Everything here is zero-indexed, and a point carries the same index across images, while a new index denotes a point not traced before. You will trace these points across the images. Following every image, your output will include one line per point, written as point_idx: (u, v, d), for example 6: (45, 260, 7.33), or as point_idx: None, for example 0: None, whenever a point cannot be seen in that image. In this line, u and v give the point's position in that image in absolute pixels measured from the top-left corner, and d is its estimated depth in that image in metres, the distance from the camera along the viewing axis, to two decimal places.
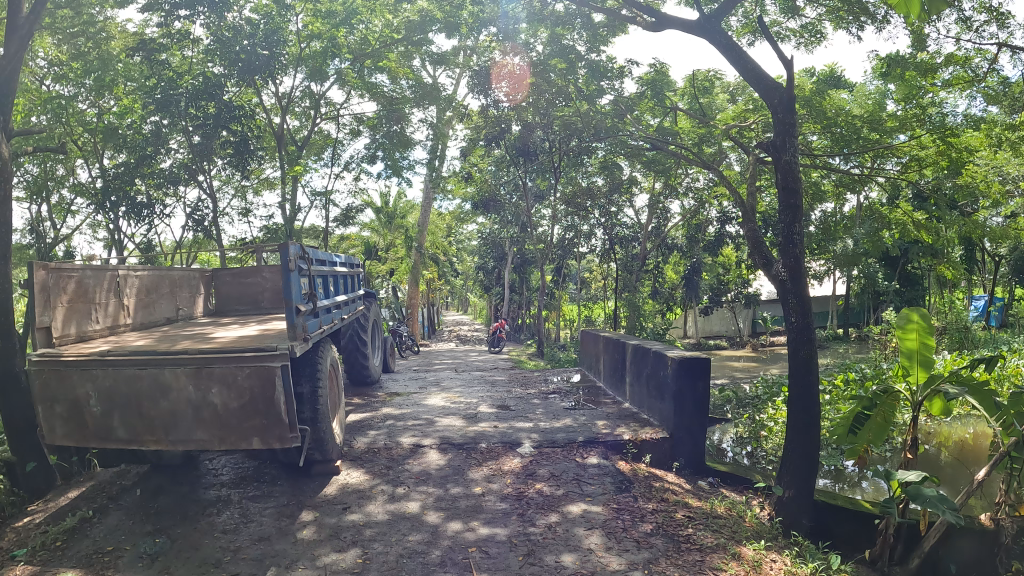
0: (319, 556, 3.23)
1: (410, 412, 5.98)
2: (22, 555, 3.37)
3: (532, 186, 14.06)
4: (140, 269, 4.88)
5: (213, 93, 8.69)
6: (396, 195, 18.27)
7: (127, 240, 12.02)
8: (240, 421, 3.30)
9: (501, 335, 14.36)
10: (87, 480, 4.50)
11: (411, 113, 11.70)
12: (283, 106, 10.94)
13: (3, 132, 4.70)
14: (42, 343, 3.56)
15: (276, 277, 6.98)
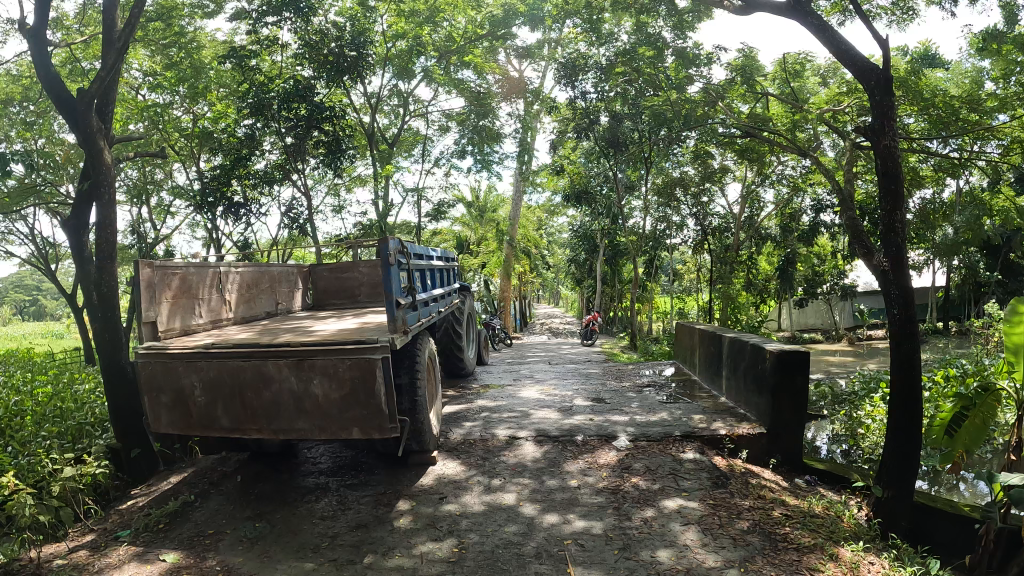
0: (416, 545, 3.30)
1: (506, 404, 6.04)
2: (127, 536, 3.60)
3: (622, 178, 13.95)
4: (240, 265, 5.11)
5: (303, 95, 8.99)
6: (486, 188, 18.53)
7: (228, 238, 12.64)
8: (340, 412, 3.40)
9: (594, 328, 14.29)
10: (192, 467, 4.76)
11: (498, 107, 11.81)
12: (372, 104, 11.23)
13: (107, 138, 5.09)
14: (148, 337, 3.77)
15: (372, 271, 7.13)
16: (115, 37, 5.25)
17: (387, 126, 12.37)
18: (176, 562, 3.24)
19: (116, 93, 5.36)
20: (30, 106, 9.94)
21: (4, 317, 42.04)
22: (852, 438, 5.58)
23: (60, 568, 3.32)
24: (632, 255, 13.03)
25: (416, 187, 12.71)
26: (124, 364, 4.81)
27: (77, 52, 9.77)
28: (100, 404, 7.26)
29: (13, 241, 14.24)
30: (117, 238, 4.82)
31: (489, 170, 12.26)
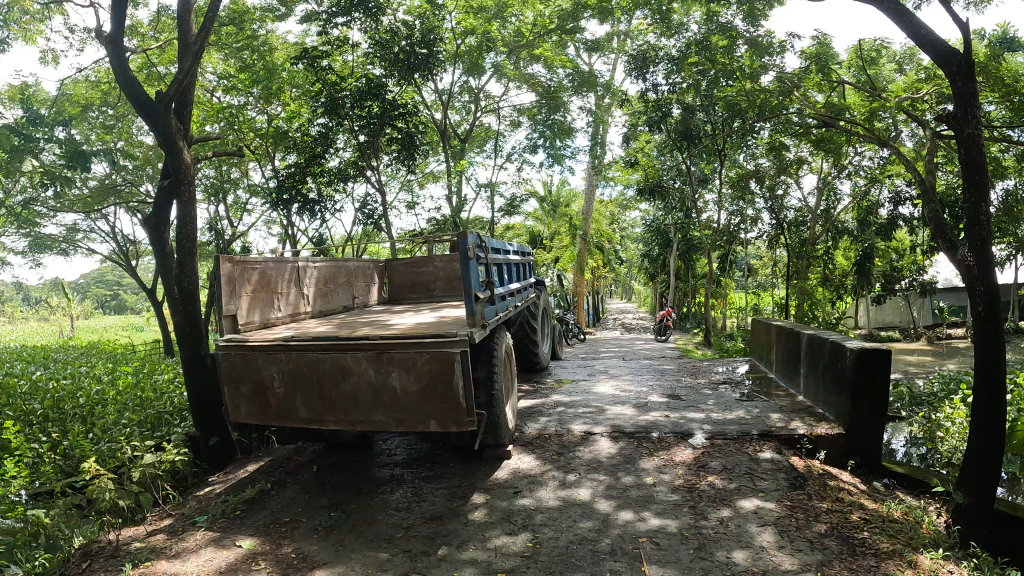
0: (491, 538, 3.33)
1: (582, 399, 6.05)
2: (205, 521, 3.74)
3: (696, 171, 13.74)
4: (318, 260, 5.23)
5: (375, 93, 9.15)
6: (560, 183, 18.67)
7: (304, 234, 13.00)
8: (417, 405, 3.43)
9: (668, 324, 14.11)
10: (268, 456, 4.93)
11: (570, 101, 11.77)
12: (443, 102, 11.39)
13: (186, 138, 5.28)
14: (228, 330, 3.91)
15: (448, 265, 7.24)
16: (191, 42, 5.46)
17: (459, 122, 12.54)
18: (253, 548, 3.35)
19: (193, 96, 5.58)
20: (112, 110, 10.43)
21: (94, 311, 44.37)
22: (931, 441, 5.32)
23: (142, 550, 3.48)
24: (707, 251, 12.80)
25: (489, 181, 12.85)
26: (204, 356, 5.01)
27: (155, 57, 10.21)
28: (180, 393, 7.60)
29: (100, 238, 15.01)
30: (197, 234, 5.00)
31: (562, 164, 12.28)
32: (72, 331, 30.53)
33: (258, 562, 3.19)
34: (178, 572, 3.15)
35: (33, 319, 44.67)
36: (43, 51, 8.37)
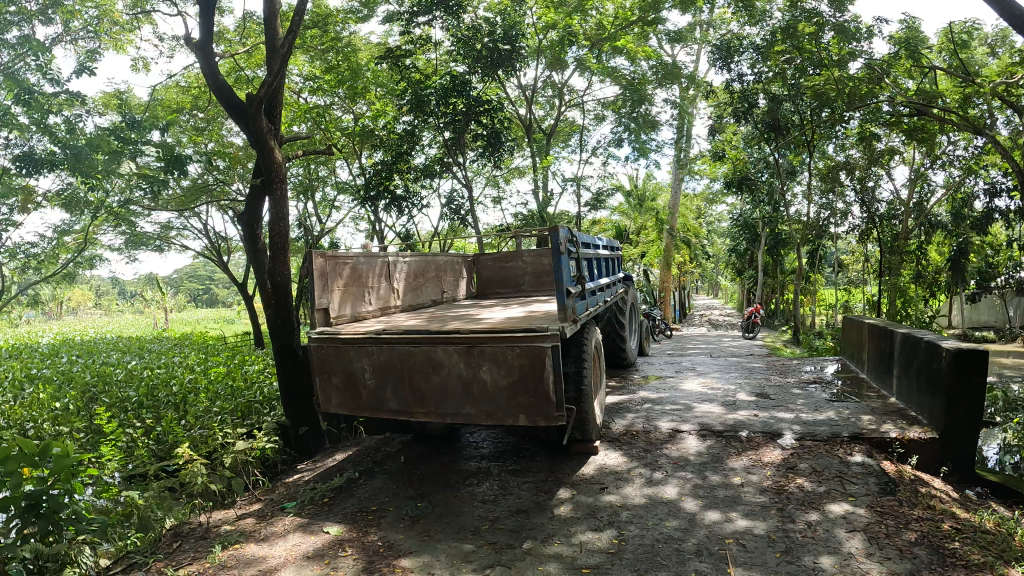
0: (576, 534, 3.33)
1: (669, 396, 6.01)
2: (294, 508, 3.90)
3: (783, 164, 13.37)
4: (407, 255, 5.35)
5: (460, 90, 9.27)
6: (644, 176, 18.55)
7: (391, 229, 13.34)
8: (507, 399, 3.46)
9: (756, 320, 13.78)
10: (355, 446, 5.10)
11: (654, 93, 11.61)
12: (527, 97, 11.46)
13: (277, 139, 5.46)
14: (321, 323, 4.04)
15: (537, 260, 7.29)
16: (279, 45, 5.63)
17: (543, 117, 12.59)
18: (341, 535, 3.46)
19: (282, 98, 5.76)
20: (202, 113, 10.90)
21: (190, 305, 46.61)
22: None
23: (231, 533, 3.65)
24: (796, 246, 12.44)
25: (574, 176, 12.86)
26: (294, 347, 5.20)
27: (241, 60, 10.63)
28: (270, 384, 7.92)
29: (192, 236, 15.75)
30: (289, 230, 5.17)
31: (647, 157, 12.14)
32: (170, 324, 32.22)
33: (345, 548, 3.30)
34: (268, 555, 3.29)
35: (133, 312, 47.31)
36: (133, 58, 8.87)
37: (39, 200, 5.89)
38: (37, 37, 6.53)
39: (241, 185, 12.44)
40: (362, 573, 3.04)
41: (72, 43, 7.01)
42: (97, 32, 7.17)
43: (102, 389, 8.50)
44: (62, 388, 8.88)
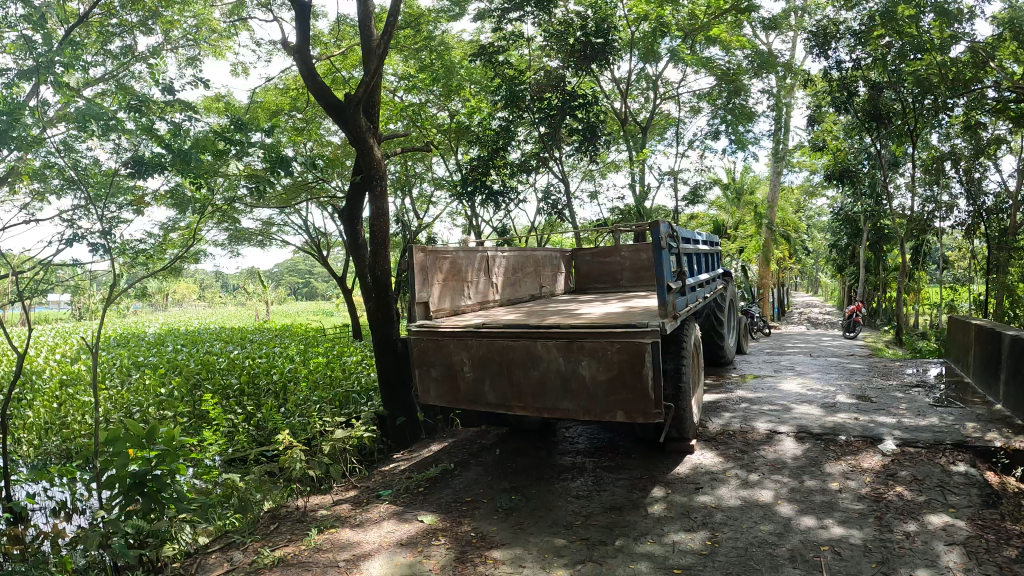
0: (669, 533, 3.31)
1: (766, 396, 5.85)
2: (388, 497, 4.15)
3: (884, 155, 12.78)
4: (507, 249, 5.46)
5: (555, 85, 9.46)
6: (741, 170, 18.17)
7: (488, 222, 13.68)
8: (606, 395, 3.46)
9: (857, 319, 13.21)
10: (451, 438, 5.37)
11: (750, 84, 11.31)
12: (622, 90, 11.39)
13: (375, 135, 5.79)
14: (421, 316, 4.19)
15: (636, 255, 7.31)
16: (375, 47, 5.87)
17: (637, 110, 12.47)
18: (433, 524, 3.64)
19: (380, 97, 6.04)
20: (301, 114, 11.34)
21: (291, 298, 48.64)
22: None
23: (328, 517, 3.92)
24: (900, 242, 11.88)
25: (670, 169, 12.70)
26: (393, 341, 5.67)
27: (337, 62, 10.98)
28: (367, 375, 8.24)
29: (293, 232, 16.44)
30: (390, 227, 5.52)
31: (745, 150, 11.85)
32: (273, 316, 33.78)
33: (438, 537, 3.45)
34: (363, 540, 3.50)
35: (237, 305, 49.74)
36: (233, 63, 9.34)
37: (150, 199, 6.25)
38: (140, 47, 6.90)
39: (340, 183, 12.90)
40: (455, 561, 3.17)
41: (172, 52, 7.35)
42: (196, 40, 7.51)
43: (207, 376, 9.05)
44: (172, 375, 9.46)
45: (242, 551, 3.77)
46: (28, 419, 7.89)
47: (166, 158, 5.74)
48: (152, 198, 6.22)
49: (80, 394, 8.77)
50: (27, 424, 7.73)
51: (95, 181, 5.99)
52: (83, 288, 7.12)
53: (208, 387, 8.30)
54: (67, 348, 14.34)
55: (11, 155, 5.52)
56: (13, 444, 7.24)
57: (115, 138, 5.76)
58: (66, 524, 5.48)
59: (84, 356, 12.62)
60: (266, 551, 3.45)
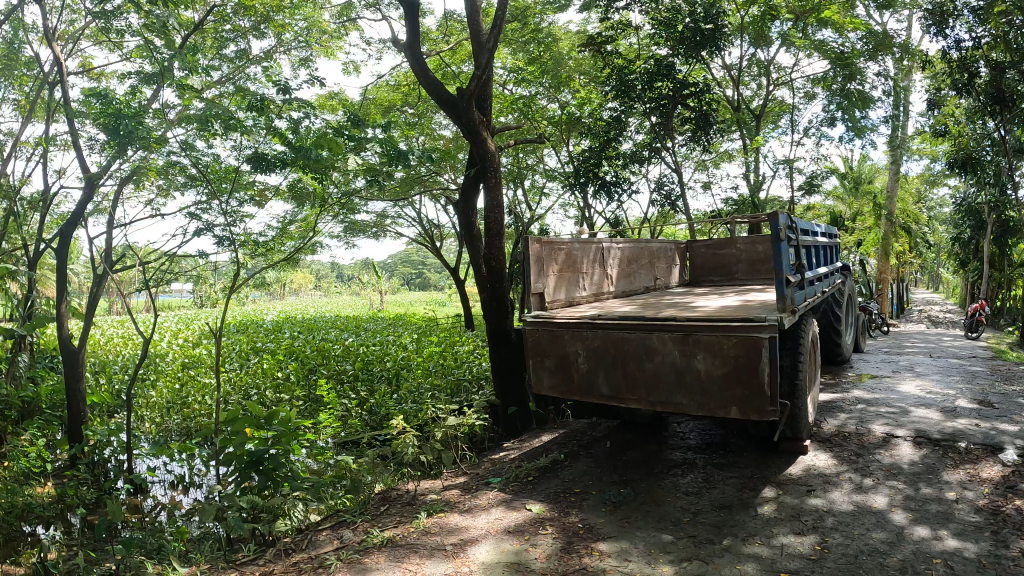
0: (777, 536, 3.38)
1: (884, 397, 5.54)
2: (499, 484, 4.64)
3: (1015, 141, 11.80)
4: (620, 242, 5.84)
5: (666, 72, 9.14)
6: (858, 158, 17.35)
7: (602, 214, 13.82)
8: (721, 390, 3.49)
9: (981, 319, 12.26)
10: (561, 430, 5.86)
11: (865, 66, 10.69)
12: (734, 77, 11.07)
13: (489, 129, 6.34)
14: (536, 306, 4.65)
15: (751, 247, 7.11)
16: (485, 41, 6.23)
17: (749, 97, 12.06)
18: (541, 514, 4.02)
19: (492, 88, 6.43)
20: (412, 109, 11.69)
21: (401, 287, 50.15)
22: None
23: (438, 502, 4.43)
24: None
25: (786, 158, 12.25)
26: (508, 332, 6.24)
27: (447, 58, 11.20)
28: (478, 364, 8.52)
29: (407, 224, 16.99)
30: (504, 216, 6.01)
31: (863, 138, 11.26)
32: (384, 304, 34.99)
33: (545, 527, 3.82)
34: (471, 526, 3.96)
35: (349, 294, 51.87)
36: (345, 63, 9.70)
37: (270, 194, 6.63)
38: (252, 50, 7.28)
39: (453, 177, 13.26)
40: (560, 551, 3.49)
41: (284, 54, 7.70)
42: (307, 42, 7.82)
43: (323, 361, 9.57)
44: (289, 360, 10.02)
45: (351, 531, 4.13)
46: (152, 398, 8.51)
47: (287, 156, 6.12)
48: (272, 192, 6.59)
49: (201, 376, 9.43)
50: (151, 403, 8.32)
51: (216, 177, 6.37)
52: (205, 276, 7.56)
53: (322, 371, 8.76)
54: (191, 333, 15.43)
55: (136, 155, 5.95)
56: (139, 420, 7.83)
57: (235, 138, 6.14)
58: (182, 498, 5.88)
59: (206, 341, 13.54)
60: (375, 531, 3.96)
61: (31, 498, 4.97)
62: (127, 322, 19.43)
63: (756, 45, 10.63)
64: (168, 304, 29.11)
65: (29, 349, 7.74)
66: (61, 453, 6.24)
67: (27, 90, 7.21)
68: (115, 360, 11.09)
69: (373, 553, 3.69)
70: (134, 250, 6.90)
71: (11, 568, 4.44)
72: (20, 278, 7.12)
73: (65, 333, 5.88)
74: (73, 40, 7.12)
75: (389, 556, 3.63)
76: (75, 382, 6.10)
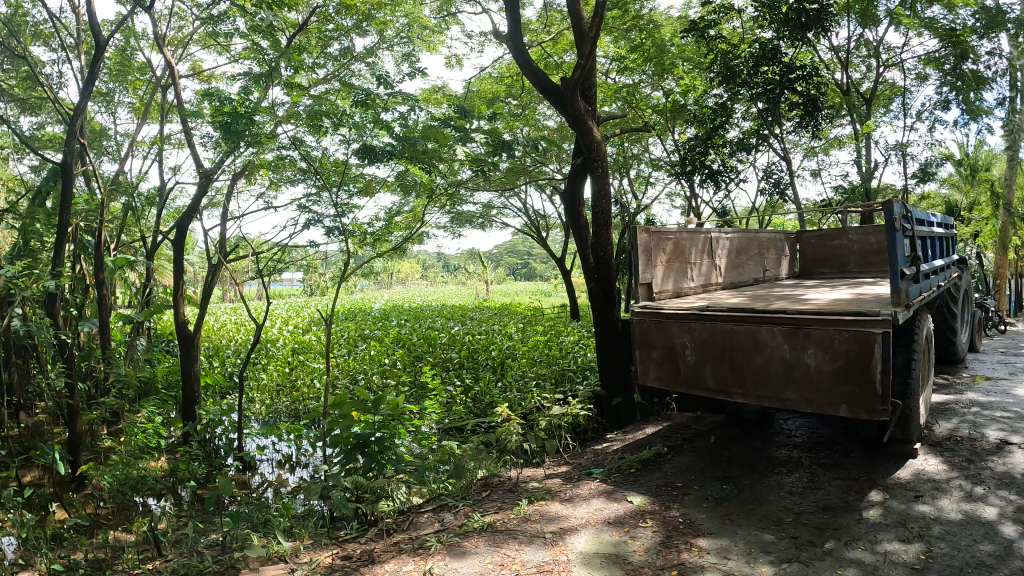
0: (881, 541, 3.25)
1: (1001, 401, 5.17)
2: (601, 475, 4.70)
3: None
4: (730, 232, 5.71)
5: (771, 57, 8.80)
6: (976, 144, 16.21)
7: (708, 203, 13.57)
8: (830, 387, 3.35)
9: None
10: (665, 422, 5.80)
11: (978, 44, 9.95)
12: (842, 60, 10.51)
13: (594, 118, 6.37)
14: (643, 296, 4.67)
15: (864, 238, 6.76)
16: (586, 31, 6.24)
17: (858, 80, 11.46)
18: (643, 506, 4.04)
19: (595, 77, 6.42)
20: (516, 100, 11.77)
21: (504, 276, 50.72)
22: None
23: (539, 490, 4.52)
24: None
25: (899, 144, 11.55)
26: (614, 322, 6.22)
27: (548, 48, 11.24)
28: (583, 355, 8.52)
29: (513, 215, 17.18)
30: (611, 207, 5.99)
31: (982, 121, 10.49)
32: (489, 294, 35.44)
33: (646, 520, 3.84)
34: (571, 515, 4.03)
35: (454, 284, 52.91)
36: (447, 57, 9.90)
37: (378, 186, 6.84)
38: (355, 47, 7.54)
39: (558, 167, 13.23)
40: (659, 545, 3.51)
41: (388, 50, 7.92)
42: (409, 37, 7.98)
43: (429, 349, 9.81)
44: (395, 347, 10.40)
45: (452, 514, 4.29)
46: (264, 380, 9.03)
47: (393, 147, 6.18)
48: (379, 185, 6.81)
49: (310, 361, 9.90)
50: (262, 385, 8.82)
51: (324, 171, 6.64)
52: (314, 266, 7.93)
53: (427, 359, 9.00)
54: (300, 320, 16.18)
55: (248, 151, 6.28)
56: (250, 401, 8.29)
57: (343, 131, 6.33)
58: (288, 476, 6.19)
59: (316, 327, 14.17)
60: (476, 516, 4.08)
61: (148, 470, 5.39)
62: (246, 309, 20.62)
63: (863, 24, 10.05)
64: (282, 292, 30.62)
65: (147, 334, 8.41)
66: (175, 430, 6.71)
67: (143, 93, 7.78)
68: (229, 344, 11.78)
69: (473, 536, 3.81)
70: (246, 241, 7.30)
71: (125, 536, 4.84)
72: (142, 267, 7.72)
73: (182, 318, 6.31)
74: (182, 45, 7.68)
75: (488, 540, 3.75)
76: (190, 364, 6.56)
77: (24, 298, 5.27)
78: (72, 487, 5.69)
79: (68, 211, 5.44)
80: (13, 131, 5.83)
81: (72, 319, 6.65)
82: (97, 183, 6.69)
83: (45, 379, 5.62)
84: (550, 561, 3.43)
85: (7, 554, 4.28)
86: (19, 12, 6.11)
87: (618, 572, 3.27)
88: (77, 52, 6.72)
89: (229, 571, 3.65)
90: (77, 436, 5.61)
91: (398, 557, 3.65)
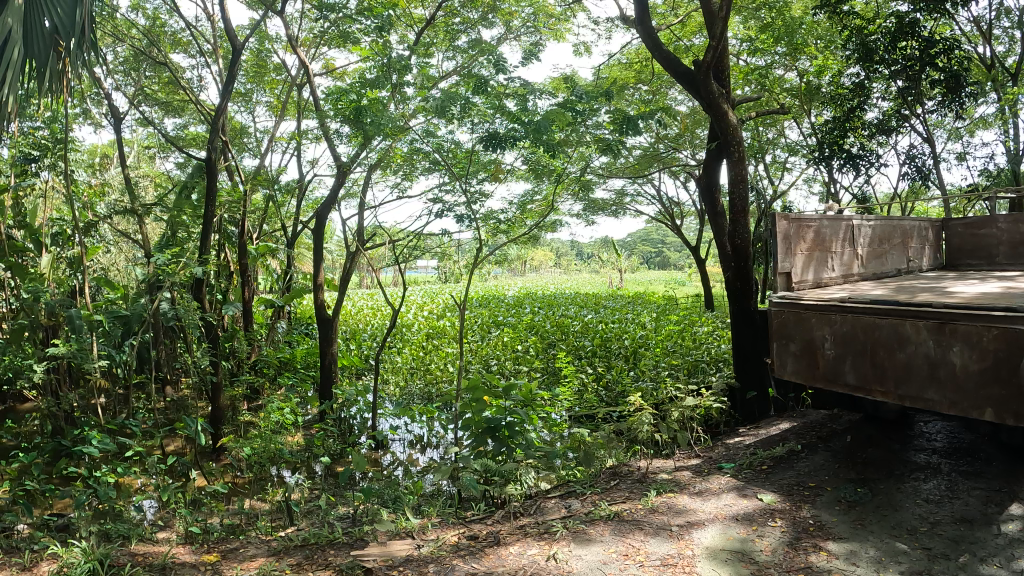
0: (1018, 559, 2.99)
1: None
2: (731, 471, 4.57)
3: None
4: (871, 219, 5.37)
5: (910, 31, 8.12)
6: None
7: (848, 188, 12.81)
8: (975, 388, 3.06)
9: None
10: (801, 418, 5.54)
11: None
12: (984, 31, 9.55)
13: (730, 99, 6.11)
14: (782, 286, 4.51)
15: (1014, 226, 6.06)
16: (717, 10, 6.01)
17: (1005, 52, 10.41)
18: (772, 504, 3.91)
19: (728, 59, 6.19)
20: (646, 85, 11.52)
21: (637, 263, 50.03)
22: None
23: (667, 483, 4.48)
24: None
25: None
26: (752, 313, 5.99)
27: (677, 32, 10.92)
28: (718, 346, 8.25)
29: (647, 202, 16.92)
30: (748, 192, 5.74)
31: None
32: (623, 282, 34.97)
33: (775, 518, 3.71)
34: (698, 508, 3.96)
35: (585, 271, 52.95)
36: (574, 46, 9.89)
37: (509, 173, 6.85)
38: (482, 39, 7.62)
39: (691, 152, 12.87)
40: (787, 545, 3.40)
41: (515, 40, 7.99)
42: (535, 27, 7.94)
43: (562, 337, 9.90)
44: (526, 334, 10.56)
45: (578, 501, 4.32)
46: (398, 363, 9.45)
47: (521, 132, 6.17)
48: (508, 171, 6.85)
49: (443, 345, 10.23)
50: (397, 367, 9.24)
51: (456, 162, 6.76)
52: (438, 254, 8.20)
53: (560, 346, 9.07)
54: (435, 305, 16.76)
55: (380, 144, 6.59)
56: (385, 383, 8.70)
57: (472, 122, 6.46)
58: (416, 455, 6.46)
59: (450, 313, 14.62)
60: (602, 504, 4.09)
61: (286, 445, 5.78)
62: (386, 295, 21.49)
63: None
64: (418, 278, 31.27)
65: (289, 316, 9.00)
66: (313, 406, 7.15)
67: (279, 92, 8.32)
68: (368, 328, 12.37)
69: (597, 524, 3.83)
70: (382, 230, 7.60)
71: (259, 504, 5.20)
72: (283, 256, 8.24)
73: (320, 303, 6.64)
74: (314, 45, 8.11)
75: (614, 529, 3.75)
76: (328, 346, 6.96)
77: (172, 284, 5.73)
78: (215, 456, 6.19)
79: (212, 204, 5.88)
80: (160, 131, 6.37)
81: (219, 302, 7.21)
82: (239, 177, 7.20)
83: (191, 357, 6.12)
84: (674, 555, 3.41)
85: (151, 515, 4.73)
86: (157, 23, 6.78)
87: (742, 571, 3.20)
88: (214, 56, 7.25)
89: (357, 543, 3.88)
90: (219, 411, 6.07)
91: (523, 540, 3.72)
